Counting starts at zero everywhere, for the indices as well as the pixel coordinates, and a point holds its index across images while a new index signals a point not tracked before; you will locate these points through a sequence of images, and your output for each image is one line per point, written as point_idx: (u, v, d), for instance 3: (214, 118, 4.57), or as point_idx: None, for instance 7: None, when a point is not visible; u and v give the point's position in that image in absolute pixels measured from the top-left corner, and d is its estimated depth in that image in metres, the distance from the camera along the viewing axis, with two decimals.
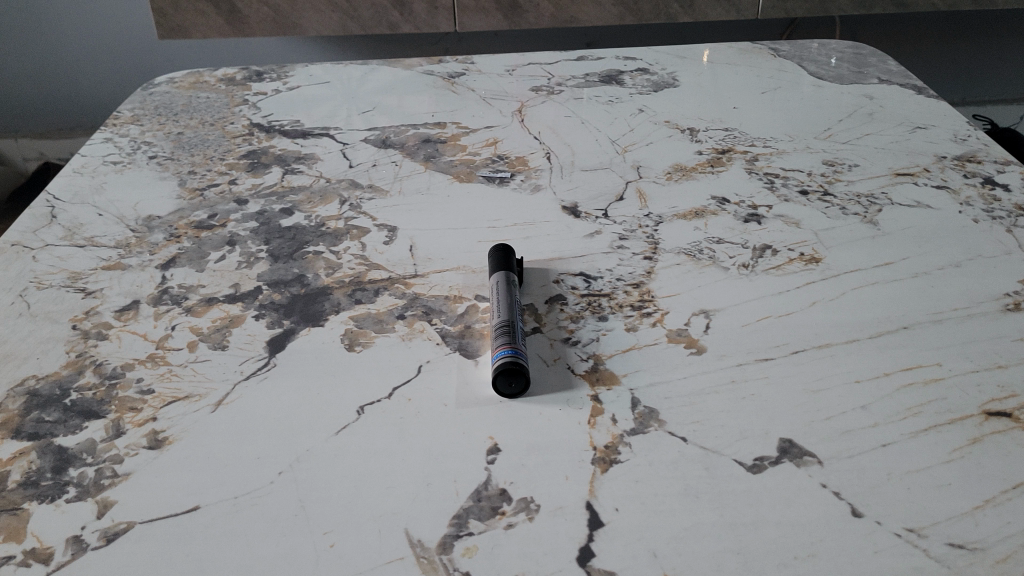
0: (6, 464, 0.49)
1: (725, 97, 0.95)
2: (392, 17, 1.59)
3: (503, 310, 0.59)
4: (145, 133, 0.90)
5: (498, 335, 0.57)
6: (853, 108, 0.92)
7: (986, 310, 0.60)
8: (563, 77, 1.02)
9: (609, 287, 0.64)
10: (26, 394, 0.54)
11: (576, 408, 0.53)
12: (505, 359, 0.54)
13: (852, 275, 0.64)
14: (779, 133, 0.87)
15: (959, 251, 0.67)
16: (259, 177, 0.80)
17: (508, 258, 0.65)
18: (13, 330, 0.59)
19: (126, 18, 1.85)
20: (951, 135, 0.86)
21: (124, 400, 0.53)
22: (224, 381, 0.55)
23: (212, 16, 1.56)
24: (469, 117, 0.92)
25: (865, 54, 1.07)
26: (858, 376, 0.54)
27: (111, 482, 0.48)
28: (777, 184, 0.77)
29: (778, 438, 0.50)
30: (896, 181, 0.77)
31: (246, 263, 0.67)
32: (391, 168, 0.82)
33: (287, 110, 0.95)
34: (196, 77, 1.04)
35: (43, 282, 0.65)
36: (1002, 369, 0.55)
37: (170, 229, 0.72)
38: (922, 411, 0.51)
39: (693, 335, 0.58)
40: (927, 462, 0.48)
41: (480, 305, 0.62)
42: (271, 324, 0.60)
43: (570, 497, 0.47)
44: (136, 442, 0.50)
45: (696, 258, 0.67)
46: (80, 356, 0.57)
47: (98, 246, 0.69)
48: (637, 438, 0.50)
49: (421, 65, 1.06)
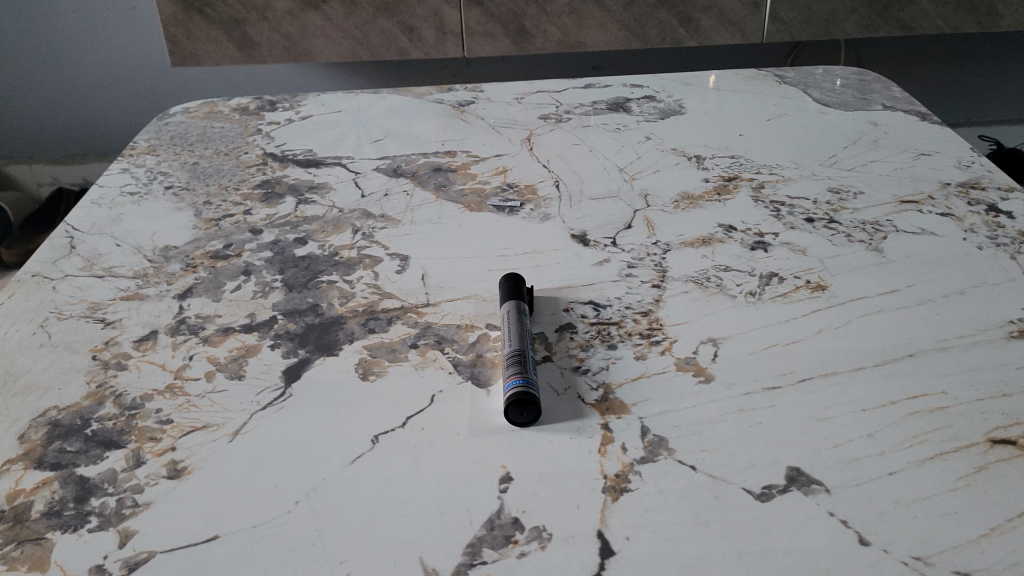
0: (30, 495, 0.50)
1: (732, 124, 0.96)
2: (402, 43, 1.61)
3: (513, 340, 0.60)
4: (161, 163, 0.92)
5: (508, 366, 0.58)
6: (857, 135, 0.93)
7: (991, 338, 0.61)
8: (570, 105, 1.03)
9: (619, 315, 0.65)
10: (49, 424, 0.55)
11: (587, 437, 0.54)
12: (515, 391, 0.55)
13: (859, 303, 0.65)
14: (785, 160, 0.88)
15: (964, 278, 0.68)
16: (273, 207, 0.82)
17: (517, 286, 0.66)
18: (35, 361, 0.61)
19: (137, 44, 1.88)
20: (955, 161, 0.87)
21: (144, 430, 0.54)
22: (242, 411, 0.56)
23: (224, 44, 1.58)
24: (479, 145, 0.94)
25: (869, 80, 1.08)
26: (864, 404, 0.55)
27: (132, 512, 0.49)
28: (783, 212, 0.78)
29: (786, 466, 0.51)
30: (901, 208, 0.78)
31: (262, 292, 0.68)
32: (403, 197, 0.83)
33: (299, 139, 0.96)
34: (210, 107, 1.06)
35: (63, 313, 0.66)
36: (1007, 398, 0.55)
37: (186, 259, 0.73)
38: (927, 440, 0.52)
39: (701, 363, 0.59)
40: (934, 491, 0.49)
41: (490, 334, 0.63)
42: (287, 354, 0.61)
43: (581, 526, 0.47)
44: (156, 471, 0.51)
45: (703, 286, 0.68)
46: (100, 387, 0.58)
47: (117, 277, 0.71)
48: (647, 466, 0.51)
49: (432, 93, 1.08)
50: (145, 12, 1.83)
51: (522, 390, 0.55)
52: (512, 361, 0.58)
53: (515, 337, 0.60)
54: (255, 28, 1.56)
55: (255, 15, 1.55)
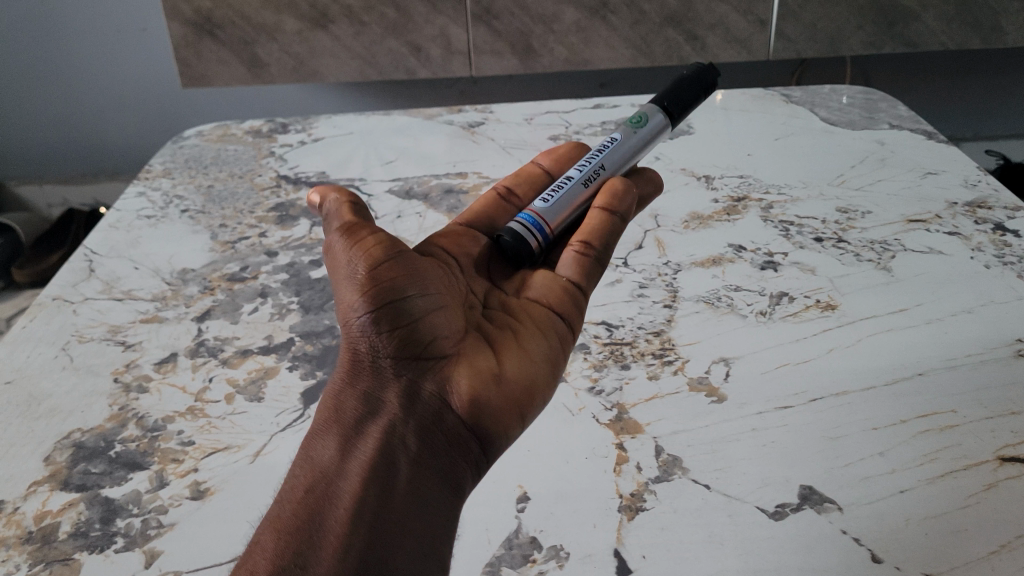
0: (57, 516, 0.51)
1: (740, 144, 0.97)
2: (410, 62, 1.63)
3: (612, 155, 0.64)
4: (177, 186, 0.93)
5: (551, 188, 0.61)
6: (864, 154, 0.94)
7: (999, 356, 0.62)
8: (579, 126, 1.04)
9: (631, 335, 0.66)
10: (73, 446, 0.56)
11: (601, 456, 0.54)
12: (523, 227, 0.58)
13: (868, 322, 0.66)
14: (793, 180, 0.89)
15: (972, 297, 0.69)
16: (288, 229, 0.83)
17: (701, 73, 0.69)
18: (58, 384, 0.62)
19: (148, 66, 1.89)
20: (962, 180, 0.88)
21: (167, 451, 0.55)
22: (262, 432, 0.57)
23: (233, 65, 1.60)
24: (490, 166, 0.95)
25: (876, 99, 1.09)
26: (875, 423, 0.56)
27: (157, 533, 0.50)
28: (791, 232, 0.79)
29: (799, 485, 0.51)
30: (908, 227, 0.79)
31: (279, 314, 0.69)
32: (416, 218, 0.84)
33: (312, 162, 0.97)
34: (224, 130, 1.08)
35: (84, 336, 0.67)
36: (1015, 416, 0.56)
37: (204, 282, 0.74)
38: (937, 458, 0.53)
39: (714, 383, 0.60)
40: (945, 508, 0.50)
41: (643, 168, 0.67)
42: (305, 376, 0.62)
43: (599, 545, 0.48)
44: (179, 493, 0.52)
45: (715, 306, 0.69)
46: (122, 409, 0.59)
47: (136, 300, 0.72)
48: (662, 485, 0.52)
49: (442, 114, 1.09)
50: (155, 34, 1.85)
51: (521, 227, 0.58)
52: (574, 182, 0.61)
53: (624, 151, 0.65)
54: (265, 49, 1.58)
55: (264, 36, 1.56)
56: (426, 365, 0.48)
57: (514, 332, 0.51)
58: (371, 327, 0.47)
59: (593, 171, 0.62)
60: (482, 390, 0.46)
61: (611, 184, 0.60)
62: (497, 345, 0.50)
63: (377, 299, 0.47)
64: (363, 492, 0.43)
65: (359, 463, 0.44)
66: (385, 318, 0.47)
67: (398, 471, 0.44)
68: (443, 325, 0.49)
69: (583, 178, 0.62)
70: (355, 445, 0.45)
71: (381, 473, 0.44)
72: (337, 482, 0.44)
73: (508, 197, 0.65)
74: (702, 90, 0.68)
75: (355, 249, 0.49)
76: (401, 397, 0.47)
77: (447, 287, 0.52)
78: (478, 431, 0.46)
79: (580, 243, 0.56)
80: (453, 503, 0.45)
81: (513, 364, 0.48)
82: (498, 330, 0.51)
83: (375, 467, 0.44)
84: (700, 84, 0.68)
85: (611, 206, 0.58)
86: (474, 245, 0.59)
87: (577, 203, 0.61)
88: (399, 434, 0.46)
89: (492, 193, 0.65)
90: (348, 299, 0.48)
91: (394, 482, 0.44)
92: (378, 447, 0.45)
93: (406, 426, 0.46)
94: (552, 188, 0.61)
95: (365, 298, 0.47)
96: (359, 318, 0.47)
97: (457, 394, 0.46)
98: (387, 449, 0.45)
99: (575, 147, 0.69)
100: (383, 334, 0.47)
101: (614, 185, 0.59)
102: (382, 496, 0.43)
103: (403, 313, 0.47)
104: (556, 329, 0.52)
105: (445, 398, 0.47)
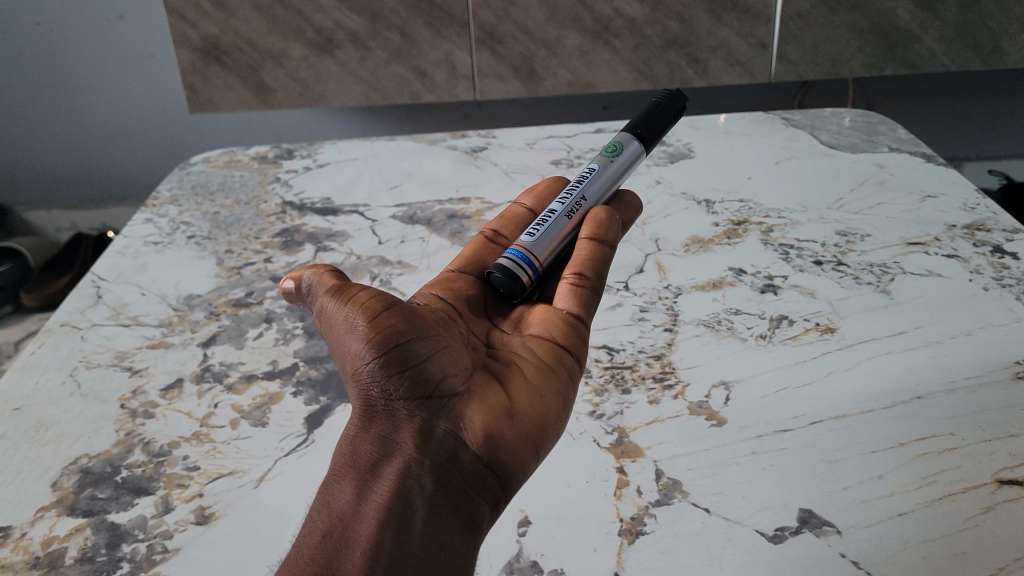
0: (64, 541, 0.52)
1: (740, 168, 0.98)
2: (415, 87, 1.65)
3: (593, 185, 0.65)
4: (184, 213, 0.94)
5: (536, 222, 0.62)
6: (864, 178, 0.95)
7: (996, 378, 0.62)
8: (581, 150, 1.05)
9: (632, 359, 0.66)
10: (80, 471, 0.57)
11: (602, 480, 0.55)
12: (513, 263, 0.59)
13: (866, 345, 0.66)
14: (793, 204, 0.90)
15: (970, 320, 0.69)
16: (293, 254, 0.84)
17: (669, 99, 0.71)
18: (65, 410, 0.62)
19: (155, 92, 1.92)
20: (961, 203, 0.89)
21: (172, 476, 0.56)
22: (266, 457, 0.57)
23: (240, 90, 1.61)
24: (493, 191, 0.96)
25: (875, 122, 1.10)
26: (874, 446, 0.56)
27: (162, 558, 0.50)
28: (791, 255, 0.80)
29: (798, 508, 0.52)
30: (907, 250, 0.80)
31: (283, 340, 0.70)
32: (419, 244, 0.84)
33: (317, 188, 0.98)
34: (230, 156, 1.09)
35: (92, 362, 0.68)
36: (1013, 438, 0.57)
37: (209, 307, 0.75)
38: (936, 481, 0.53)
39: (713, 407, 0.60)
40: (943, 531, 0.50)
41: (623, 191, 0.68)
42: (309, 401, 0.63)
43: (599, 569, 0.49)
44: (184, 517, 0.53)
45: (715, 329, 0.69)
46: (128, 434, 0.60)
47: (143, 326, 0.73)
48: (661, 509, 0.52)
49: (445, 140, 1.10)
50: (162, 59, 1.87)
51: (511, 263, 0.59)
52: (558, 215, 0.62)
53: (606, 180, 0.66)
54: (271, 75, 1.60)
55: (271, 62, 1.58)
56: (438, 405, 0.48)
57: (521, 368, 0.51)
58: (380, 372, 0.48)
59: (574, 206, 0.63)
60: (495, 425, 0.47)
61: (595, 215, 0.61)
62: (507, 381, 0.50)
63: (385, 343, 0.48)
64: (380, 534, 0.43)
65: (376, 505, 0.44)
66: (394, 361, 0.48)
67: (415, 511, 0.44)
68: (449, 365, 0.49)
69: (566, 210, 0.63)
70: (371, 487, 0.45)
71: (398, 513, 0.44)
72: (353, 526, 0.44)
73: (495, 238, 0.66)
74: (671, 114, 0.70)
75: (351, 304, 0.50)
76: (415, 438, 0.47)
77: (451, 332, 0.53)
78: (494, 467, 0.47)
79: (574, 276, 0.56)
80: (472, 539, 0.45)
81: (525, 400, 0.49)
82: (508, 369, 0.52)
83: (392, 508, 0.44)
84: (668, 109, 0.70)
85: (598, 236, 0.59)
86: (466, 286, 0.60)
87: (563, 234, 0.62)
88: (415, 475, 0.46)
89: (480, 236, 0.66)
90: (355, 349, 0.49)
91: (412, 522, 0.44)
92: (394, 487, 0.45)
93: (421, 467, 0.46)
94: (537, 222, 0.62)
95: (372, 344, 0.48)
96: (367, 365, 0.48)
97: (470, 431, 0.47)
98: (401, 488, 0.45)
99: (556, 182, 0.70)
100: (391, 378, 0.48)
101: (598, 214, 0.61)
102: (399, 538, 0.43)
103: (409, 356, 0.49)
104: (563, 363, 0.52)
105: (460, 435, 0.47)
